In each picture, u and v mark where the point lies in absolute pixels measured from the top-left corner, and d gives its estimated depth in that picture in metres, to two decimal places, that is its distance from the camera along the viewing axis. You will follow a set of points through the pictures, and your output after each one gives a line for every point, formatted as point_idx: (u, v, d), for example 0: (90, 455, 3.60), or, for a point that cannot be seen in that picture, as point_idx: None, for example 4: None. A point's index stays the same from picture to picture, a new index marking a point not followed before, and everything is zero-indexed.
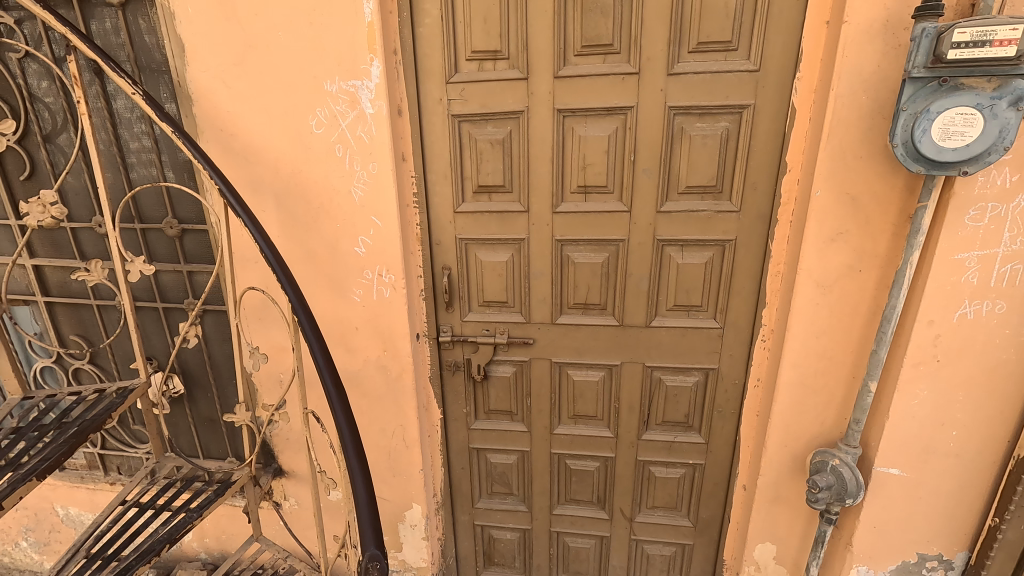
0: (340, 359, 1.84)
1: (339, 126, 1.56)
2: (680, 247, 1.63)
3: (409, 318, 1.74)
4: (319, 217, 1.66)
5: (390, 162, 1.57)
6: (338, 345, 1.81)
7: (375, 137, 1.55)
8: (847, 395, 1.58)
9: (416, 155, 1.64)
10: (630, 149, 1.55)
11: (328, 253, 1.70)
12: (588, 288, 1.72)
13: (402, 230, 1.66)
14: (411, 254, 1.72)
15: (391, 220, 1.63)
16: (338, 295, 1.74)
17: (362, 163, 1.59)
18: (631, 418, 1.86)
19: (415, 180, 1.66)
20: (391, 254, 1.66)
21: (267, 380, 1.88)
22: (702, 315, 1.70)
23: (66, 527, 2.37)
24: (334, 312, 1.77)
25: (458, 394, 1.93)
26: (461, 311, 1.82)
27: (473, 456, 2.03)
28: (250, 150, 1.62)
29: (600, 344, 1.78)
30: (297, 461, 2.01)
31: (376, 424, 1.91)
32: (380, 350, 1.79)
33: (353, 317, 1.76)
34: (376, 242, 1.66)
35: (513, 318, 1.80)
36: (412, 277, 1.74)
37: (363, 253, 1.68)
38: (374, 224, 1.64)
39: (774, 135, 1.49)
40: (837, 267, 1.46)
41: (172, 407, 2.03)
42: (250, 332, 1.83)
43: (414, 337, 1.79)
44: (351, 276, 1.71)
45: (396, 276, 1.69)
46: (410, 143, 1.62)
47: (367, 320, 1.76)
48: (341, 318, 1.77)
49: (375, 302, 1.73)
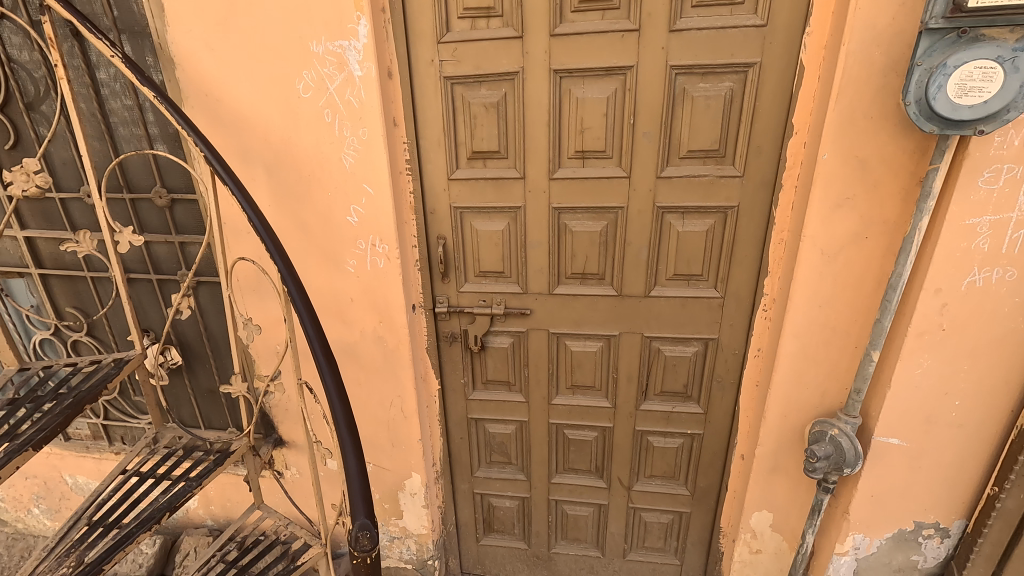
0: (336, 331, 1.82)
1: (327, 91, 1.50)
2: (681, 214, 1.58)
3: (403, 289, 1.71)
4: (309, 186, 1.62)
5: (381, 127, 1.52)
6: (334, 316, 1.80)
7: (364, 100, 1.50)
8: (849, 365, 1.56)
9: (407, 120, 1.58)
10: (629, 112, 1.48)
11: (321, 223, 1.66)
12: (587, 258, 1.68)
13: (395, 198, 1.62)
14: (405, 224, 1.68)
15: (384, 189, 1.59)
16: (333, 265, 1.71)
17: (352, 129, 1.53)
18: (629, 388, 1.85)
19: (407, 146, 1.61)
20: (385, 223, 1.63)
21: (265, 351, 1.88)
22: (702, 284, 1.67)
23: (75, 495, 2.42)
24: (329, 283, 1.75)
25: (455, 365, 1.92)
26: (457, 281, 1.79)
27: (471, 426, 2.04)
28: (237, 116, 1.57)
29: (598, 314, 1.75)
30: (298, 431, 2.03)
31: (375, 395, 1.91)
32: (376, 321, 1.79)
33: (348, 288, 1.74)
34: (369, 212, 1.62)
35: (510, 288, 1.77)
36: (406, 249, 1.71)
37: (355, 222, 1.65)
38: (366, 193, 1.60)
39: (781, 95, 1.42)
40: (843, 234, 1.42)
41: (171, 378, 2.04)
42: (244, 304, 1.82)
43: (410, 307, 1.77)
44: (344, 246, 1.68)
45: (391, 246, 1.66)
46: (402, 107, 1.57)
47: (362, 291, 1.74)
48: (335, 289, 1.75)
49: (370, 273, 1.71)
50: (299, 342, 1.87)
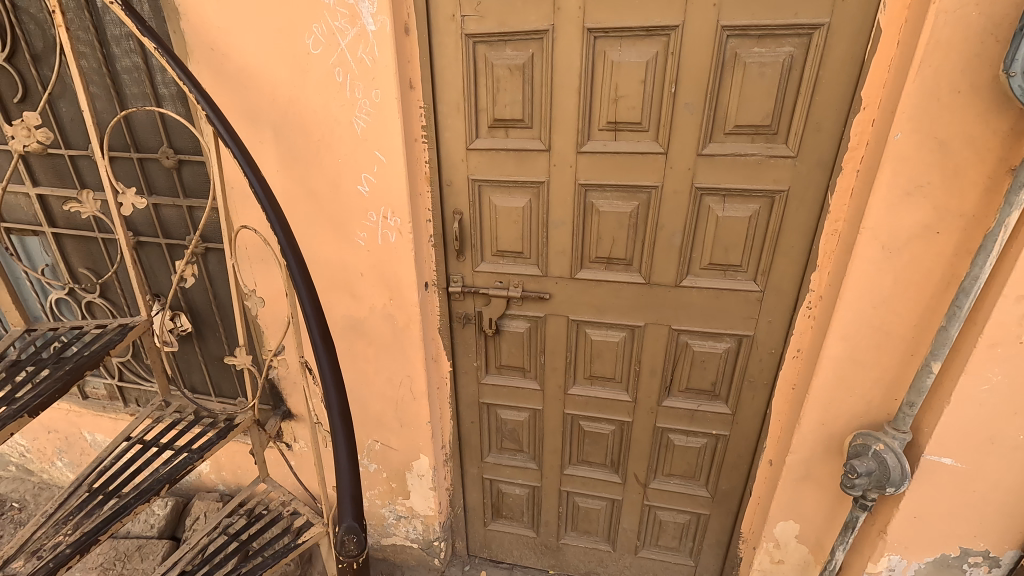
0: (345, 307, 1.74)
1: (339, 47, 1.38)
2: (721, 197, 1.42)
3: (415, 266, 1.61)
4: (319, 151, 1.52)
5: (395, 89, 1.39)
6: (343, 291, 1.71)
7: (377, 58, 1.37)
8: (901, 374, 1.40)
9: (423, 82, 1.45)
10: (670, 79, 1.32)
11: (331, 192, 1.56)
12: (614, 242, 1.54)
13: (409, 167, 1.50)
14: (418, 196, 1.57)
15: (397, 157, 1.47)
16: (343, 238, 1.62)
17: (364, 90, 1.41)
18: (651, 383, 1.73)
19: (424, 111, 1.48)
20: (397, 194, 1.52)
21: (274, 323, 1.82)
22: (740, 275, 1.51)
23: (94, 451, 2.46)
24: (338, 256, 1.66)
25: (468, 347, 1.83)
26: (473, 260, 1.68)
27: (483, 411, 1.95)
28: (245, 73, 1.47)
29: (622, 302, 1.62)
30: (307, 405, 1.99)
31: (383, 374, 1.84)
32: (386, 298, 1.70)
33: (358, 262, 1.65)
34: (381, 181, 1.52)
35: (529, 270, 1.65)
36: (419, 223, 1.60)
37: (366, 192, 1.54)
38: (378, 161, 1.49)
39: (850, 63, 1.23)
40: (910, 228, 1.24)
41: (182, 344, 2.01)
42: (251, 274, 1.74)
43: (422, 286, 1.67)
44: (354, 218, 1.58)
45: (403, 219, 1.55)
46: (419, 67, 1.43)
47: (372, 265, 1.65)
48: (344, 262, 1.66)
49: (380, 247, 1.61)
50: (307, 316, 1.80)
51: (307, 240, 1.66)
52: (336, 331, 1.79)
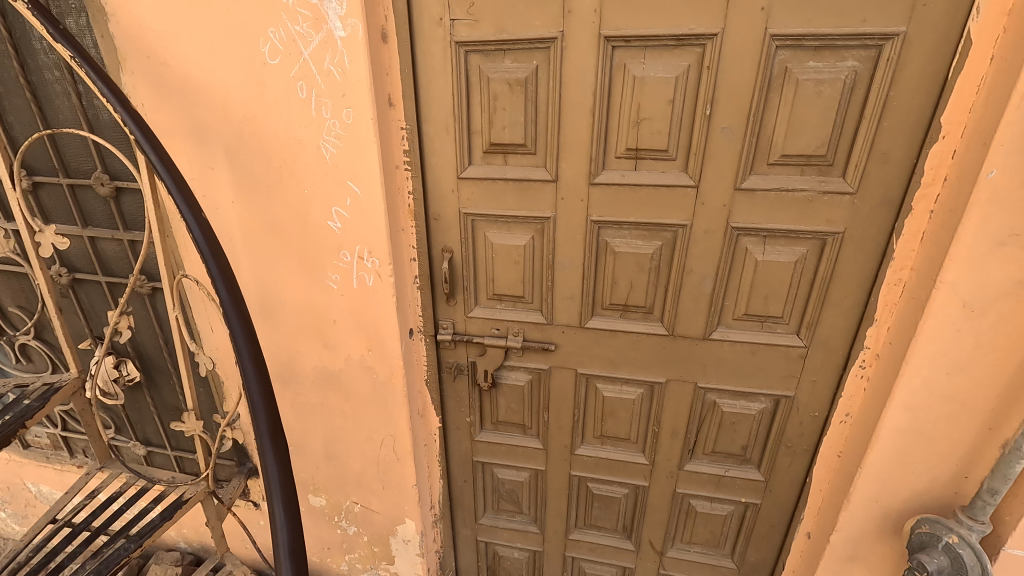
0: (316, 356, 1.49)
1: (302, 56, 1.14)
2: (762, 239, 1.19)
3: (397, 313, 1.37)
4: (281, 180, 1.27)
5: (370, 108, 1.15)
6: (314, 340, 1.47)
7: (348, 70, 1.12)
8: (975, 451, 1.17)
9: (405, 98, 1.20)
10: (705, 99, 1.08)
11: (296, 227, 1.32)
12: (630, 287, 1.31)
13: (388, 200, 1.26)
14: (400, 233, 1.33)
15: (374, 189, 1.23)
16: (311, 280, 1.37)
17: (332, 109, 1.17)
18: (672, 445, 1.50)
19: (406, 133, 1.23)
20: (375, 231, 1.28)
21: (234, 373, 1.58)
22: (780, 328, 1.28)
23: (40, 503, 2.19)
24: (306, 300, 1.41)
25: (460, 401, 1.59)
26: (465, 305, 1.44)
27: (477, 469, 1.71)
28: (189, 86, 1.22)
29: (640, 355, 1.39)
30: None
31: (362, 431, 1.59)
32: (364, 349, 1.45)
33: (330, 308, 1.40)
34: (355, 217, 1.27)
35: (531, 317, 1.41)
36: (402, 263, 1.36)
37: (338, 228, 1.30)
38: (351, 192, 1.24)
39: (929, 81, 0.99)
40: (999, 283, 1.01)
41: (132, 392, 1.76)
42: (206, 318, 1.52)
43: (406, 334, 1.43)
44: (324, 257, 1.34)
45: (382, 261, 1.31)
46: (399, 80, 1.19)
47: (347, 311, 1.40)
48: (314, 307, 1.41)
49: (356, 292, 1.36)
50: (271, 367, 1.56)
51: (269, 282, 1.41)
52: (306, 383, 1.54)
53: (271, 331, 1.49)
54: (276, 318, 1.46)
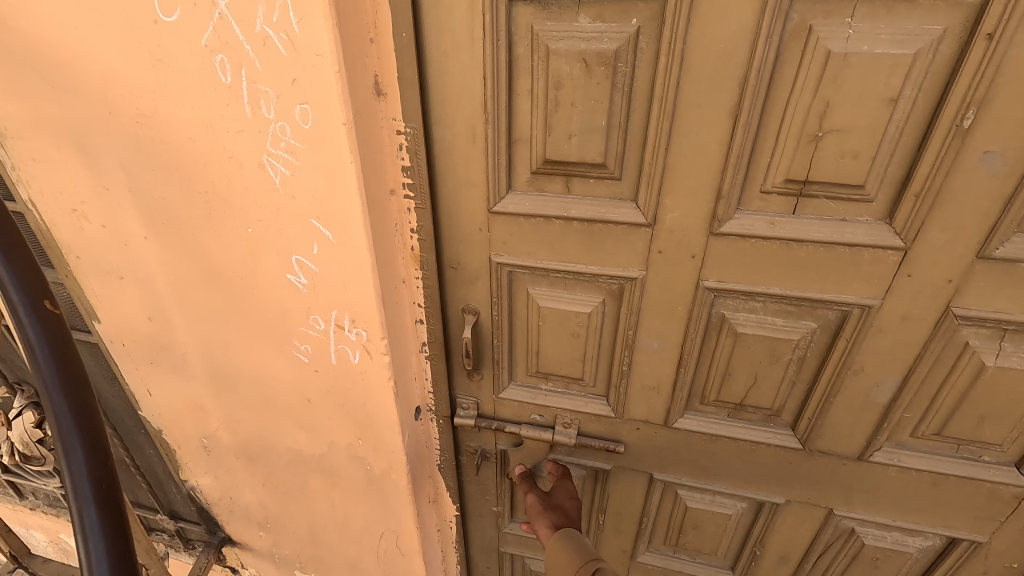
0: (287, 439, 1.06)
1: (216, 9, 0.62)
2: (1000, 334, 0.71)
3: (397, 402, 0.91)
4: (209, 213, 0.78)
5: (339, 104, 0.64)
6: (285, 418, 1.02)
7: (298, 35, 0.61)
8: None
9: (404, 81, 0.70)
10: (964, 100, 0.57)
11: (239, 279, 0.84)
12: (751, 383, 0.85)
13: (379, 248, 0.77)
14: (396, 290, 0.85)
15: (354, 232, 0.73)
16: (270, 350, 0.92)
17: (277, 104, 0.66)
18: (776, 569, 1.08)
19: (405, 140, 0.74)
20: (358, 293, 0.79)
21: (185, 445, 1.17)
22: (989, 457, 0.82)
23: None
24: (267, 375, 0.96)
25: (485, 489, 1.18)
26: (495, 382, 0.99)
27: (505, 559, 1.32)
28: (44, 56, 0.70)
29: (751, 465, 0.95)
30: (250, 535, 1.34)
31: (353, 522, 1.19)
32: (353, 438, 1.01)
33: (300, 386, 0.95)
34: (327, 271, 0.79)
35: (591, 404, 0.97)
36: (401, 331, 0.89)
37: (304, 285, 0.82)
38: (318, 236, 0.75)
39: None
40: None
41: None
42: (138, 379, 1.07)
43: (410, 421, 0.99)
44: (286, 323, 0.87)
45: (371, 334, 0.83)
46: (392, 52, 0.68)
47: (325, 392, 0.95)
48: (277, 382, 0.96)
49: (337, 371, 0.90)
50: (235, 440, 1.11)
51: (212, 347, 0.95)
52: (279, 466, 1.12)
53: (226, 404, 1.04)
54: (229, 387, 1.01)
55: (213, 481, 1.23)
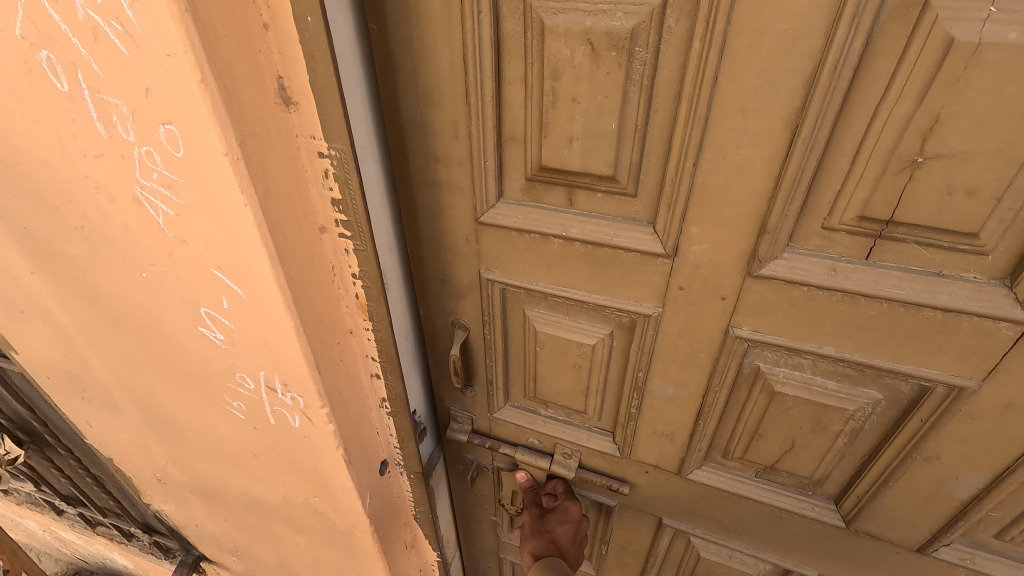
0: (241, 483, 0.96)
1: None
2: None
3: (350, 469, 0.80)
4: (94, 252, 0.65)
5: (212, 126, 0.47)
6: (232, 466, 0.93)
7: (135, 26, 0.44)
8: None
9: (319, 86, 0.51)
10: None
11: (152, 331, 0.72)
12: (787, 447, 0.69)
13: (303, 305, 0.62)
14: (339, 345, 0.70)
15: (263, 286, 0.59)
16: (202, 403, 0.81)
17: (134, 121, 0.51)
18: None
19: (331, 164, 0.56)
20: (285, 355, 0.66)
21: (140, 475, 1.09)
22: None
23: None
24: (203, 425, 0.86)
25: (484, 498, 1.09)
26: (490, 401, 0.88)
27: (505, 564, 1.25)
28: None
29: (779, 530, 0.80)
30: (224, 557, 1.28)
31: (324, 564, 1.10)
32: (310, 490, 0.90)
33: (240, 439, 0.85)
34: (244, 328, 0.65)
35: (595, 438, 0.84)
36: (350, 389, 0.75)
37: (222, 340, 0.69)
38: (224, 288, 0.61)
39: None
40: None
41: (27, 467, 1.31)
42: (75, 411, 0.97)
43: (372, 480, 0.87)
44: (214, 378, 0.75)
45: (308, 401, 0.71)
46: (297, 46, 0.49)
47: (271, 449, 0.84)
48: (217, 433, 0.87)
49: (278, 431, 0.79)
50: (191, 475, 1.02)
51: (142, 389, 0.84)
52: (237, 504, 1.03)
53: (171, 441, 0.94)
54: (171, 432, 0.91)
55: (176, 508, 1.15)
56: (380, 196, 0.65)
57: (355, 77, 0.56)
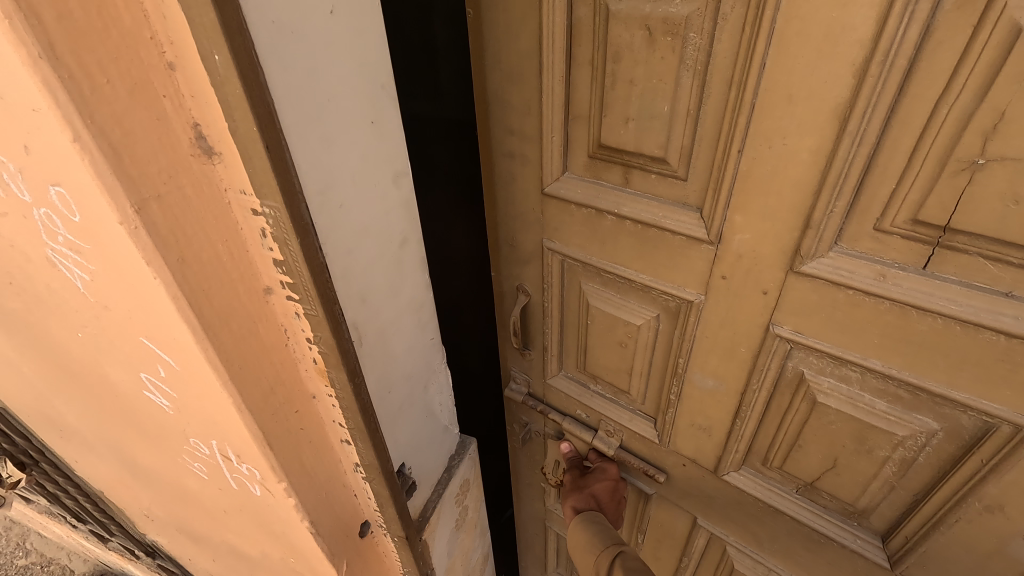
0: (224, 534, 0.93)
1: None
2: None
3: (318, 539, 0.72)
4: (32, 306, 0.61)
5: (100, 193, 0.39)
6: (205, 517, 0.92)
7: None
8: None
9: (240, 135, 0.41)
10: None
11: (104, 389, 0.70)
12: (828, 465, 0.66)
13: (242, 381, 0.53)
14: (298, 414, 0.61)
15: (194, 363, 0.51)
16: (169, 460, 0.80)
17: (23, 181, 0.43)
18: None
19: (268, 224, 0.46)
20: (230, 427, 0.59)
21: (132, 507, 1.12)
22: None
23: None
24: (172, 476, 0.84)
25: (533, 462, 1.16)
26: (545, 366, 0.94)
27: (550, 532, 1.31)
28: None
29: (817, 556, 0.76)
30: None
31: None
32: (284, 550, 0.84)
33: (209, 498, 0.82)
34: (184, 397, 0.60)
35: (636, 422, 0.86)
36: (316, 458, 0.67)
37: (169, 405, 0.65)
38: (158, 358, 0.55)
39: None
40: None
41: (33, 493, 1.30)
42: (65, 446, 1.01)
43: (350, 544, 0.79)
44: (171, 434, 0.71)
45: (264, 473, 0.64)
46: (208, 89, 0.39)
47: (237, 508, 0.80)
48: (188, 489, 0.85)
49: (240, 493, 0.74)
50: (170, 512, 1.00)
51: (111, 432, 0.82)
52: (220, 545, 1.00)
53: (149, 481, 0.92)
54: (146, 479, 0.92)
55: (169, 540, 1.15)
56: (347, 243, 0.53)
57: (301, 102, 0.44)
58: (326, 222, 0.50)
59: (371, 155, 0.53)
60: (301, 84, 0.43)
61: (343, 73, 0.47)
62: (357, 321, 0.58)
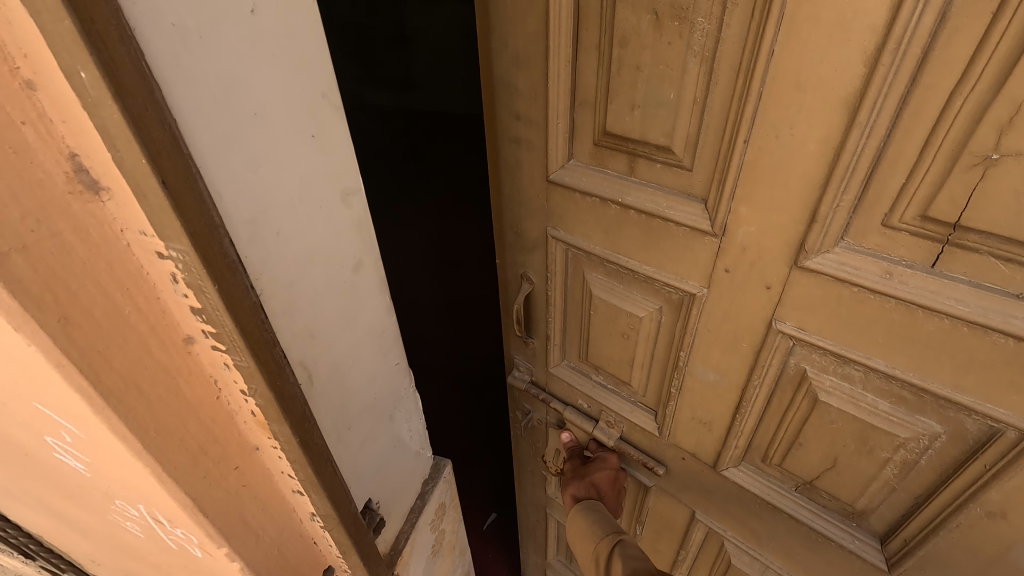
0: None
1: None
2: None
3: None
4: None
5: None
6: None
7: None
8: None
9: (129, 169, 0.32)
10: None
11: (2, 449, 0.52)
12: (828, 464, 0.65)
13: (161, 449, 0.43)
14: (237, 471, 0.51)
15: (96, 431, 0.41)
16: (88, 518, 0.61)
17: None
18: None
19: (177, 267, 0.37)
20: (150, 495, 0.48)
21: None
22: None
23: None
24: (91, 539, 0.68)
25: (536, 450, 1.16)
26: (548, 355, 0.94)
27: (551, 520, 1.32)
28: None
29: (816, 555, 0.75)
30: None
31: None
32: None
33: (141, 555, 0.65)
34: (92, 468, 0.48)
35: (638, 414, 0.86)
36: (264, 515, 0.56)
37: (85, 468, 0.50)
38: (57, 426, 0.44)
39: None
40: None
41: None
42: None
43: None
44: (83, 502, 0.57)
45: (201, 539, 0.52)
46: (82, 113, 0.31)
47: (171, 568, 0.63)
48: (125, 543, 0.63)
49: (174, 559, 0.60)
50: None
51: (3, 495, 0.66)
52: None
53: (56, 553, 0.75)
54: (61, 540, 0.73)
55: None
56: (286, 280, 0.45)
57: (219, 117, 0.36)
58: (258, 255, 0.42)
59: (312, 176, 0.45)
60: (218, 95, 0.35)
61: (274, 82, 0.40)
62: (303, 365, 0.50)
